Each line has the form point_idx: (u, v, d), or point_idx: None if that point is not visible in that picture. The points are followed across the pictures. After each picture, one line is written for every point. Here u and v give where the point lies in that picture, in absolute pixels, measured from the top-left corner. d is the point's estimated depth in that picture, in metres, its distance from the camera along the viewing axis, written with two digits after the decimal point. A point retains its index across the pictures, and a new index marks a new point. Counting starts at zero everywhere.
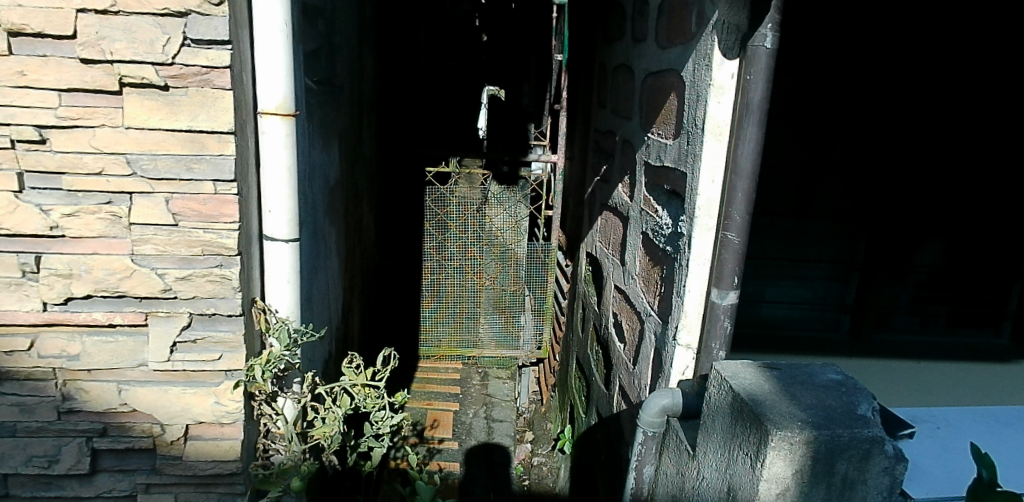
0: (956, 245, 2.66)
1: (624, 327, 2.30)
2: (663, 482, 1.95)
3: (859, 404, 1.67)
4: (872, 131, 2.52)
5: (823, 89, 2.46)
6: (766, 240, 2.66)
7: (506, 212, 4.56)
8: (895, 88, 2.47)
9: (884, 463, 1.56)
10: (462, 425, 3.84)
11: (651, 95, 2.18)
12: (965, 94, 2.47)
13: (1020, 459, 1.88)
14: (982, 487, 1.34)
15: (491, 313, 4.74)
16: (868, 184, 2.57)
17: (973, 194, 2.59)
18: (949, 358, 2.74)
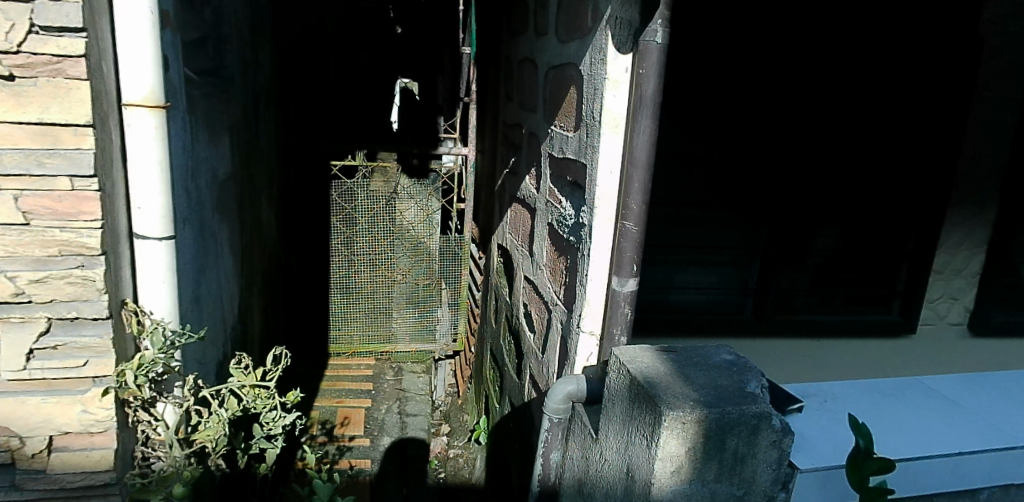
0: (844, 228, 2.84)
1: (533, 317, 2.33)
2: (569, 467, 1.99)
3: (749, 382, 1.77)
4: (763, 123, 2.64)
5: (716, 82, 2.58)
6: (670, 227, 2.75)
7: (416, 206, 4.73)
8: (784, 81, 2.60)
9: (771, 437, 1.67)
10: (374, 421, 3.84)
11: (552, 87, 2.21)
12: (844, 87, 2.66)
13: (891, 426, 2.00)
14: (860, 455, 1.63)
15: (405, 308, 4.79)
16: (764, 173, 2.70)
17: (857, 180, 2.78)
18: (840, 336, 2.90)
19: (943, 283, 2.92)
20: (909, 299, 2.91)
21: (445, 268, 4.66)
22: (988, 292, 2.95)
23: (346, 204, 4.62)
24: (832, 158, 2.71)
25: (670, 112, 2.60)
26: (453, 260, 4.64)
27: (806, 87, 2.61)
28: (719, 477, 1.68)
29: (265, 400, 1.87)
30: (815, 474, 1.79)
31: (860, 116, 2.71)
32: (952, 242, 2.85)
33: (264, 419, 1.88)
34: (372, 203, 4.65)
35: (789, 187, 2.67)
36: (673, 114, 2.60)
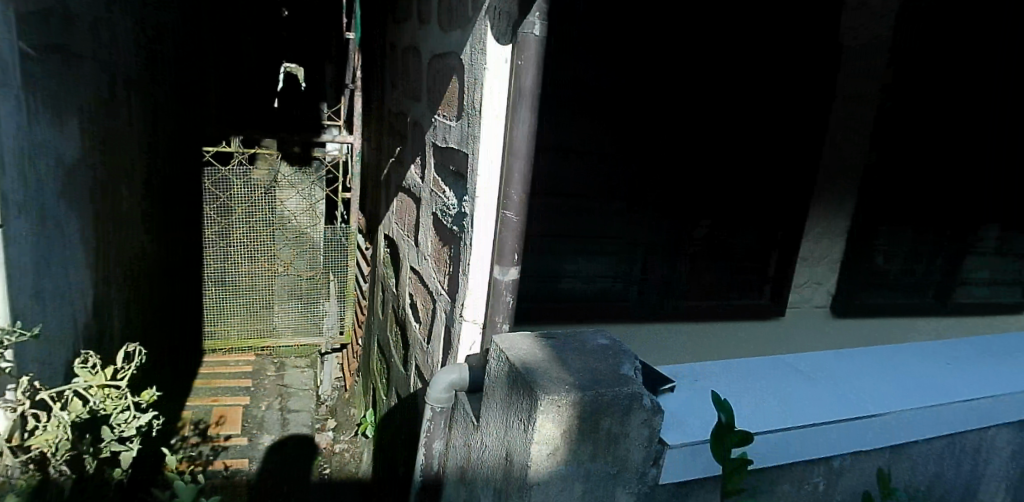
0: (718, 219, 3.02)
1: (418, 307, 2.32)
2: (452, 456, 2.00)
3: (623, 364, 1.85)
4: (645, 116, 2.75)
5: (597, 77, 2.66)
6: (559, 217, 2.78)
7: (298, 195, 4.76)
8: (658, 78, 2.73)
9: (642, 416, 1.76)
10: (253, 419, 3.97)
11: (435, 77, 2.20)
12: (713, 85, 2.82)
13: (748, 399, 2.15)
14: (723, 430, 1.75)
15: (287, 300, 4.66)
16: (644, 166, 2.81)
17: (730, 174, 2.96)
18: (714, 320, 3.09)
19: (809, 268, 3.23)
20: (778, 284, 3.18)
21: (331, 259, 4.56)
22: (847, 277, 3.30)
23: (221, 194, 4.58)
24: (702, 152, 2.89)
25: (550, 103, 2.62)
26: (337, 250, 4.52)
27: (677, 84, 2.77)
28: (594, 456, 1.75)
29: (115, 401, 1.93)
30: (683, 448, 1.87)
31: (730, 112, 2.88)
32: (815, 232, 3.20)
33: (115, 421, 1.91)
34: (248, 191, 4.57)
35: (664, 179, 2.85)
36: (554, 105, 2.62)
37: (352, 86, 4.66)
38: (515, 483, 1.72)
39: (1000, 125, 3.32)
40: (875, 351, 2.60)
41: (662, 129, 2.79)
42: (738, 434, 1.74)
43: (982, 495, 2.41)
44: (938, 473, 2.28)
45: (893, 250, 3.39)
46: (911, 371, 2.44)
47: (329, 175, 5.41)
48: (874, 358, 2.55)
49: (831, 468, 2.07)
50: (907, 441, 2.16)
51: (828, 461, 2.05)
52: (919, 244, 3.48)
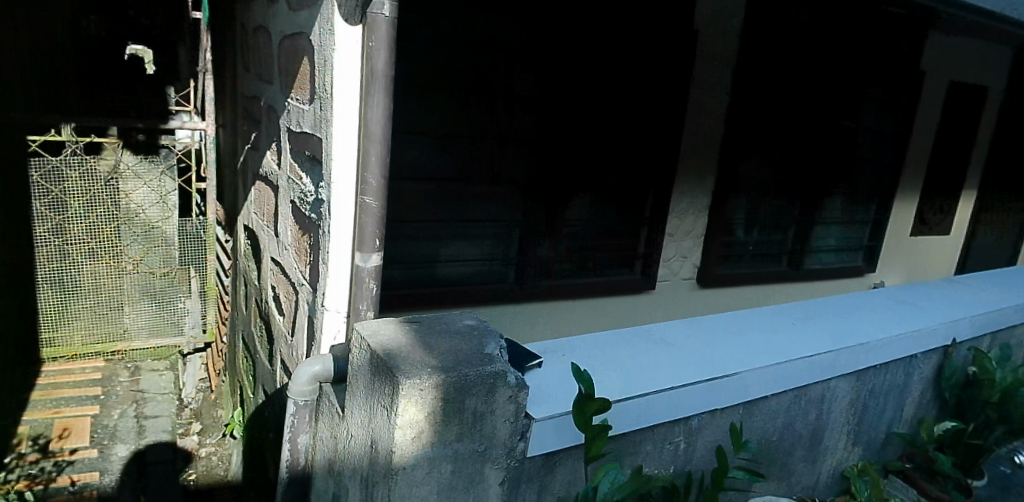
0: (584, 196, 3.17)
1: (281, 299, 2.23)
2: (320, 448, 1.96)
3: (488, 344, 1.88)
4: (511, 101, 2.82)
5: (457, 60, 2.65)
6: (433, 202, 2.82)
7: (146, 188, 4.47)
8: (520, 62, 2.79)
9: (507, 393, 1.81)
10: (104, 429, 3.80)
11: (286, 58, 2.11)
12: (572, 68, 2.92)
13: (613, 365, 2.23)
14: (584, 401, 1.82)
15: (138, 301, 4.46)
16: (510, 149, 2.88)
17: (594, 154, 3.11)
18: (589, 296, 3.21)
19: (676, 243, 3.43)
20: (648, 260, 3.35)
21: (188, 251, 4.40)
22: (711, 250, 3.52)
23: (53, 187, 4.24)
24: (565, 133, 2.99)
25: (409, 88, 2.61)
26: (194, 244, 4.36)
27: (539, 67, 2.83)
28: (460, 436, 1.76)
29: None
30: (547, 420, 1.93)
31: (590, 94, 3.01)
32: (680, 208, 3.38)
33: None
34: (86, 181, 4.30)
35: (531, 159, 2.96)
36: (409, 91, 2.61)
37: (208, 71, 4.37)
38: (381, 470, 1.71)
39: (825, 106, 3.76)
40: (732, 315, 2.80)
41: (522, 111, 2.88)
42: (598, 402, 1.84)
43: (828, 442, 2.63)
44: (789, 424, 2.48)
45: (751, 221, 3.72)
46: (766, 333, 2.63)
47: (182, 166, 5.08)
48: (728, 321, 2.74)
49: (690, 427, 2.22)
50: (758, 397, 2.33)
51: (687, 421, 2.20)
52: (771, 217, 3.78)
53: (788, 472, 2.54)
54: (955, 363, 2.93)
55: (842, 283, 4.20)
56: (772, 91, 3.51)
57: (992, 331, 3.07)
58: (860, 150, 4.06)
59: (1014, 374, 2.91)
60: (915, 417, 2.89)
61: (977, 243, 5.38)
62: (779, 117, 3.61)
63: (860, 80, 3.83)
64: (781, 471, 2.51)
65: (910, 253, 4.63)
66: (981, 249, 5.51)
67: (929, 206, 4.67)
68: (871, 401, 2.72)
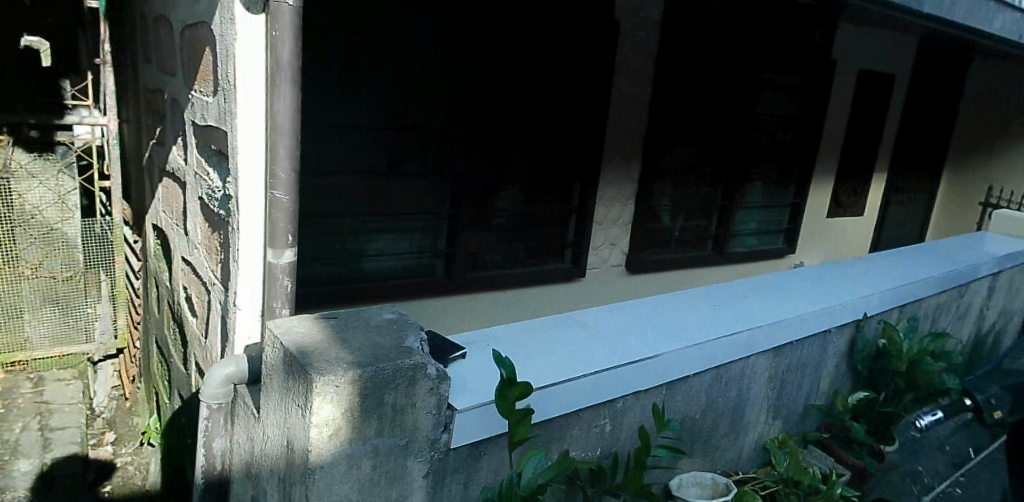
0: (513, 187, 3.17)
1: (193, 300, 2.16)
2: (236, 452, 1.91)
3: (407, 337, 1.86)
4: (433, 94, 2.80)
5: (372, 50, 2.59)
6: (359, 198, 2.75)
7: (41, 190, 4.67)
8: (438, 52, 2.76)
9: (428, 385, 1.80)
10: (6, 443, 3.79)
11: (188, 49, 2.03)
12: (494, 60, 2.91)
13: (537, 351, 2.25)
14: (505, 386, 1.83)
15: (41, 307, 4.58)
16: (434, 142, 2.86)
17: (521, 145, 3.12)
18: (520, 286, 3.26)
19: (604, 231, 3.50)
20: (578, 248, 3.41)
21: (92, 253, 4.55)
22: (637, 237, 3.61)
23: None
24: (489, 125, 2.99)
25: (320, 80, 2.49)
26: (100, 247, 4.51)
27: (458, 59, 2.81)
28: (380, 431, 1.74)
29: None
30: (470, 411, 1.92)
31: (513, 85, 3.01)
32: (607, 196, 3.46)
33: None
34: None
35: (457, 151, 2.94)
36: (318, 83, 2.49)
37: (112, 65, 4.20)
38: (299, 469, 1.68)
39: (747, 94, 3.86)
40: (656, 299, 2.86)
41: (446, 104, 2.85)
42: (521, 385, 1.85)
43: (749, 418, 2.73)
44: (711, 402, 2.56)
45: (676, 207, 3.83)
46: (688, 314, 2.70)
47: (83, 163, 4.87)
48: (652, 304, 2.79)
49: (616, 410, 2.27)
50: (680, 377, 2.40)
51: (612, 404, 2.25)
52: (695, 202, 3.92)
53: (712, 448, 2.63)
54: (866, 336, 3.09)
55: (765, 264, 4.37)
56: (692, 80, 3.61)
57: (901, 304, 3.24)
58: (777, 136, 4.22)
59: (919, 344, 3.10)
60: (830, 389, 3.04)
61: (889, 223, 5.71)
62: (700, 104, 3.70)
63: (776, 69, 3.97)
64: (705, 447, 2.60)
65: (828, 233, 4.87)
66: (893, 227, 5.84)
67: (844, 188, 4.92)
68: (789, 376, 2.84)
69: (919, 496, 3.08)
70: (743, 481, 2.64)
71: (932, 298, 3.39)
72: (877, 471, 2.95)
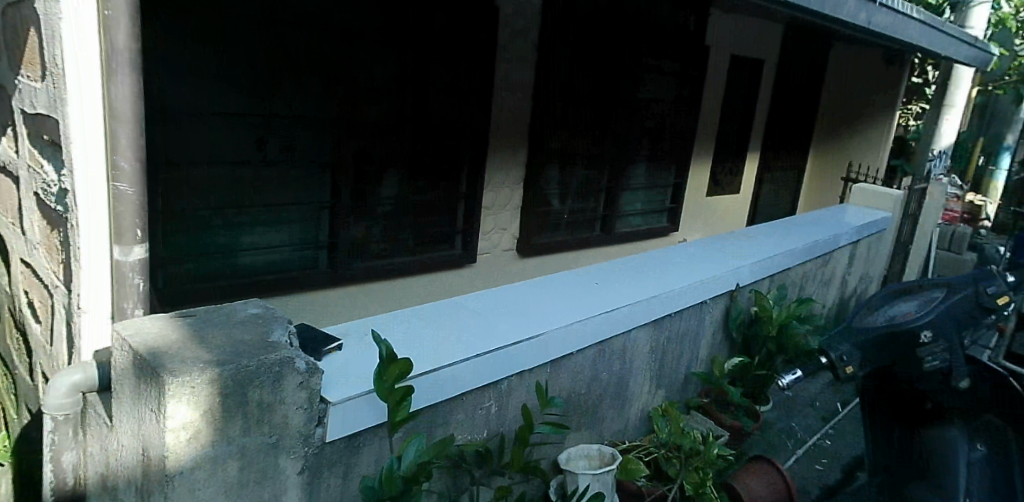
0: (387, 173, 3.18)
1: (37, 303, 2.04)
2: (90, 464, 1.79)
3: (274, 331, 1.79)
4: (306, 86, 2.79)
5: (291, 44, 2.69)
6: (224, 190, 2.69)
7: None
8: (310, 43, 2.76)
9: (298, 379, 1.72)
10: None
11: (12, 31, 1.88)
12: (367, 50, 2.94)
13: (416, 337, 2.21)
14: (382, 371, 1.76)
15: None
16: (305, 132, 2.86)
17: (397, 135, 3.15)
18: (407, 275, 3.35)
19: (493, 216, 3.63)
20: (467, 236, 3.53)
21: None
22: (527, 221, 3.75)
23: None
24: (365, 115, 3.02)
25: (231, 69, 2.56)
26: None
27: (332, 50, 2.82)
28: (247, 430, 1.64)
29: None
30: (346, 402, 1.85)
31: (391, 76, 3.05)
32: (495, 182, 3.57)
33: None
34: None
35: (331, 142, 2.94)
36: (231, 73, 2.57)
37: None
38: (156, 479, 1.57)
39: (626, 79, 4.04)
40: (540, 280, 2.90)
41: (319, 94, 2.84)
42: (401, 363, 1.78)
43: (633, 389, 2.85)
44: (595, 377, 2.65)
45: (564, 190, 3.98)
46: (570, 293, 2.77)
47: None
48: (535, 288, 2.80)
49: (500, 391, 2.29)
50: (562, 355, 2.45)
51: (496, 385, 2.26)
52: (583, 185, 4.08)
53: (598, 421, 2.73)
54: (739, 305, 3.29)
55: (648, 242, 4.65)
56: (572, 67, 3.74)
57: (771, 274, 3.47)
58: (653, 120, 4.42)
59: (786, 309, 3.34)
60: (708, 357, 3.23)
61: (764, 199, 6.15)
62: (582, 91, 3.85)
63: (652, 54, 4.17)
64: (591, 421, 2.70)
65: (707, 211, 5.20)
66: (768, 204, 6.31)
67: (719, 168, 5.28)
68: (669, 347, 2.99)
69: (792, 450, 3.34)
70: (629, 450, 2.78)
71: (799, 268, 3.65)
72: (754, 430, 3.11)
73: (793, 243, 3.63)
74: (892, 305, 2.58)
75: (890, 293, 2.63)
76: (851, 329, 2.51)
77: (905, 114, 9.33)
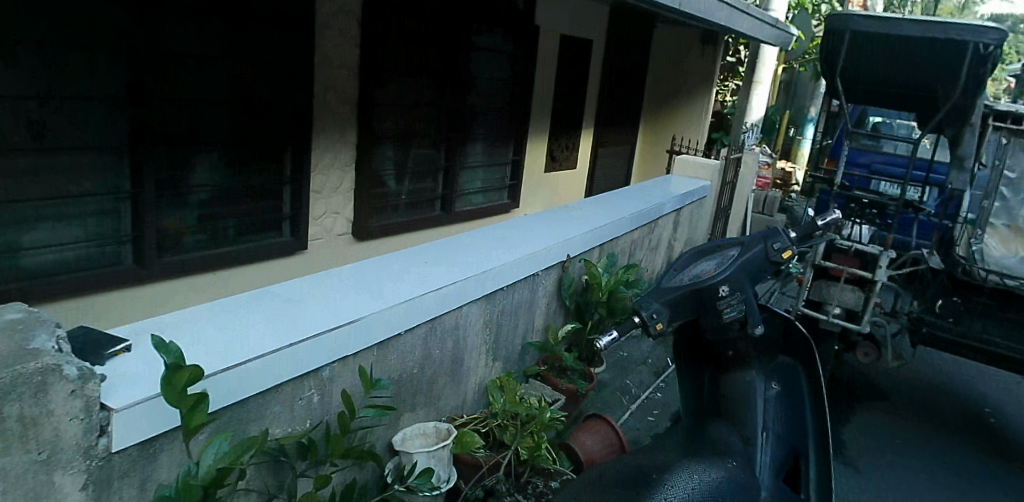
0: (297, 162, 3.53)
1: None
2: None
3: (34, 339, 1.52)
4: (279, 87, 3.36)
5: (285, 53, 3.34)
6: (191, 165, 3.09)
7: None
8: (296, 56, 3.38)
9: (69, 388, 1.46)
10: None
11: None
12: (336, 65, 3.59)
13: (216, 332, 2.05)
14: (172, 375, 1.57)
15: None
16: (269, 124, 3.37)
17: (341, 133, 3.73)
18: (230, 264, 3.34)
19: (324, 200, 3.74)
20: (295, 222, 3.60)
21: None
22: (361, 204, 3.92)
23: None
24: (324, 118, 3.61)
25: (231, 65, 3.14)
26: None
27: (306, 62, 3.43)
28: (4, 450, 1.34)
29: None
30: (133, 408, 1.63)
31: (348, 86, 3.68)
32: (321, 166, 3.66)
33: None
34: None
35: (286, 135, 3.45)
36: (233, 67, 3.15)
37: None
38: None
39: (456, 57, 4.26)
40: (367, 263, 2.86)
41: (288, 96, 3.40)
42: (191, 369, 1.61)
43: (468, 363, 2.89)
44: (427, 356, 2.64)
45: (400, 170, 4.15)
46: (400, 272, 2.75)
47: None
48: (358, 271, 2.75)
49: (322, 379, 2.19)
50: (389, 336, 2.41)
51: (317, 373, 2.16)
52: (418, 167, 4.28)
53: (435, 398, 2.74)
54: (571, 274, 3.45)
55: (489, 217, 4.98)
56: (396, 47, 3.87)
57: (599, 243, 3.66)
58: (477, 99, 4.60)
59: (614, 275, 3.55)
60: (543, 325, 3.36)
61: (601, 173, 6.62)
62: (410, 72, 4.03)
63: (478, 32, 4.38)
64: (427, 399, 2.70)
65: (541, 185, 5.61)
66: (607, 177, 6.82)
67: (556, 144, 5.65)
68: (504, 319, 3.06)
69: (627, 404, 3.61)
70: (466, 424, 2.82)
71: (626, 235, 3.88)
72: (587, 391, 3.29)
73: (621, 213, 3.86)
74: (694, 264, 2.73)
75: (691, 253, 2.76)
76: (658, 289, 2.63)
77: (722, 90, 10.25)
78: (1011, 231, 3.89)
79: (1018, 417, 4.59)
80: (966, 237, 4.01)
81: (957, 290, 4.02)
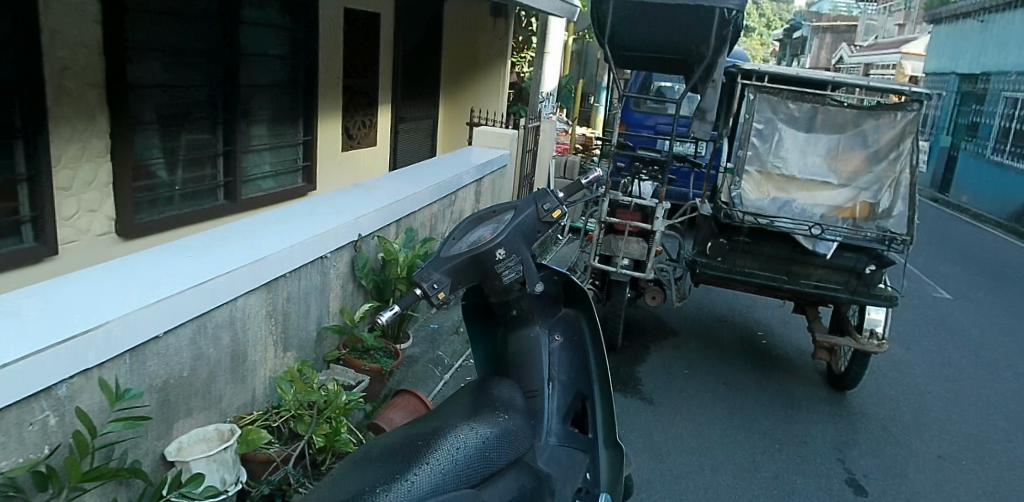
0: (43, 150, 3.19)
1: None
2: None
3: None
4: (46, 74, 3.16)
5: (51, 39, 3.15)
6: None
7: None
8: (65, 43, 3.23)
9: None
10: None
11: None
12: (108, 55, 3.46)
13: None
14: None
15: None
16: (42, 112, 3.16)
17: (123, 123, 3.59)
18: None
19: (75, 198, 3.42)
20: (39, 225, 3.24)
21: None
22: (122, 198, 3.65)
23: None
24: (103, 107, 3.50)
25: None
26: None
27: (73, 50, 3.27)
28: None
29: None
30: None
31: (122, 75, 3.53)
32: (64, 160, 3.34)
33: None
34: None
35: (60, 124, 3.26)
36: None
37: None
38: None
39: (214, 37, 4.15)
40: (122, 262, 2.60)
41: (57, 84, 3.21)
42: None
43: (251, 358, 2.75)
44: (198, 356, 2.45)
45: (171, 159, 3.99)
46: (154, 272, 2.50)
47: None
48: (105, 273, 2.48)
49: (58, 399, 1.91)
50: (142, 342, 2.17)
51: (51, 391, 1.89)
52: (191, 155, 4.14)
53: (214, 399, 2.57)
54: (365, 254, 3.43)
55: (285, 200, 5.05)
56: (143, 28, 3.64)
57: (396, 219, 3.69)
58: (247, 80, 4.51)
59: (412, 250, 3.58)
60: (339, 309, 3.31)
61: (402, 147, 7.05)
62: (167, 56, 3.83)
63: (242, 8, 4.33)
64: (205, 401, 2.52)
65: (334, 164, 5.76)
66: (405, 152, 7.14)
67: (350, 122, 5.95)
68: (290, 308, 2.95)
69: (439, 376, 3.64)
70: (254, 421, 2.69)
71: (425, 210, 3.96)
72: (392, 368, 3.26)
73: (416, 188, 3.91)
74: (473, 231, 2.78)
75: (470, 220, 2.81)
76: (439, 258, 2.64)
77: (519, 61, 10.67)
78: (761, 176, 4.56)
79: (783, 335, 5.34)
80: (726, 185, 4.50)
81: (721, 232, 4.48)
